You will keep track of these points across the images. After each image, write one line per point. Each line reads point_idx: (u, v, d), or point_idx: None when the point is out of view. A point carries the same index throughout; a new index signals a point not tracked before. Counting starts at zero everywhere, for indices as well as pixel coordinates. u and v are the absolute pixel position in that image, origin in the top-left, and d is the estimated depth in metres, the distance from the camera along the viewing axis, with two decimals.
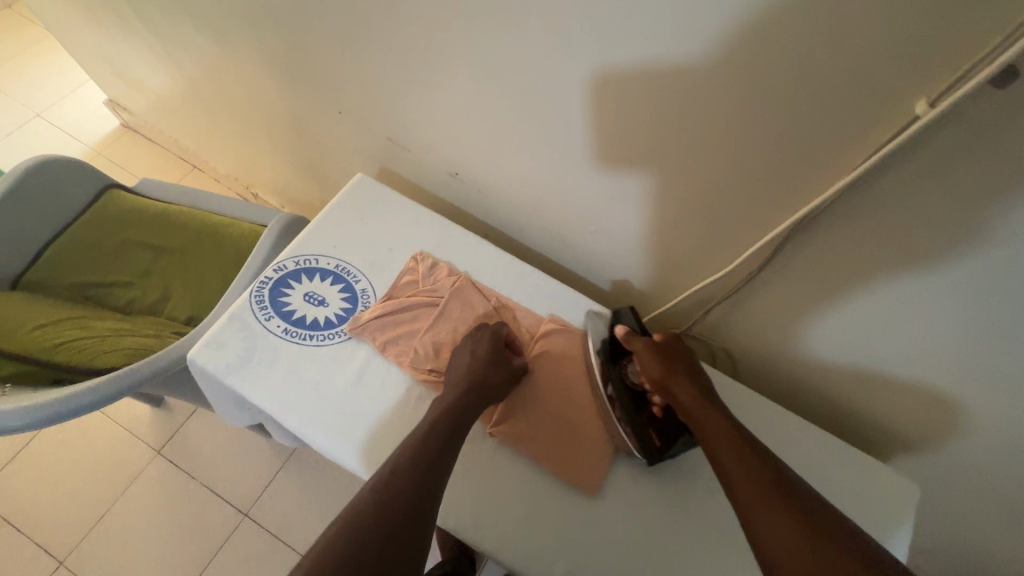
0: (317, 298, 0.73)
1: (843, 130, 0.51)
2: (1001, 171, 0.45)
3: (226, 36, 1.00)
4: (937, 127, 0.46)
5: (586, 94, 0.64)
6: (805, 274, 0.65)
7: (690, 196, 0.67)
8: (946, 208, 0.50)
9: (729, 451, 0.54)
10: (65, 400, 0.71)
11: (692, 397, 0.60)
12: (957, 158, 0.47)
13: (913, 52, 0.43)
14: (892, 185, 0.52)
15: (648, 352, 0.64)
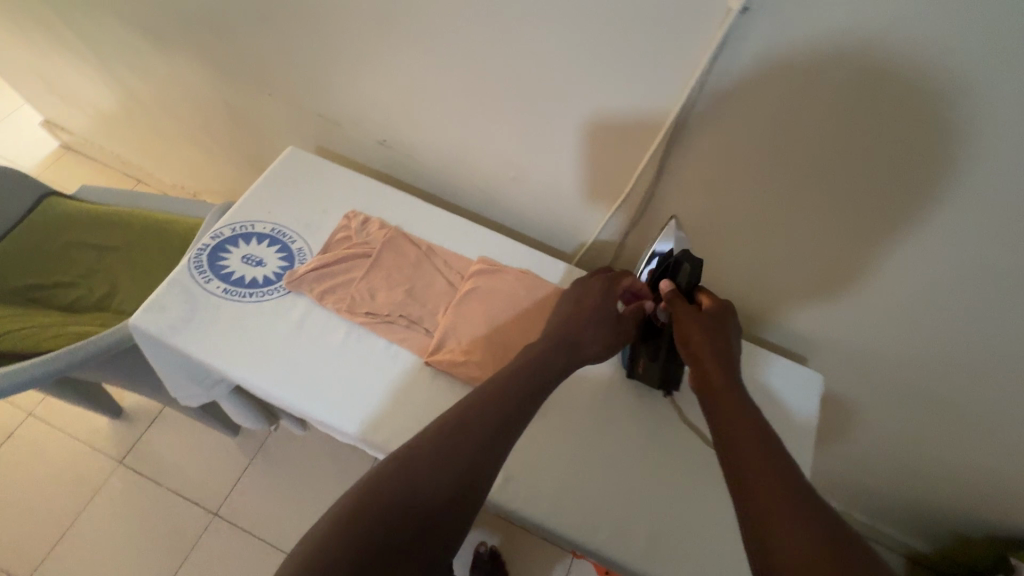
0: (254, 260, 0.77)
1: (690, 39, 0.59)
2: (805, 50, 0.54)
3: (145, 31, 1.02)
4: (750, 20, 0.54)
5: (480, 39, 0.71)
6: (693, 185, 0.73)
7: (588, 126, 0.74)
8: (779, 94, 0.59)
9: (743, 428, 0.54)
10: (9, 376, 0.73)
11: (722, 380, 0.59)
12: (773, 45, 0.55)
13: None
14: (735, 81, 0.60)
15: (691, 322, 0.63)
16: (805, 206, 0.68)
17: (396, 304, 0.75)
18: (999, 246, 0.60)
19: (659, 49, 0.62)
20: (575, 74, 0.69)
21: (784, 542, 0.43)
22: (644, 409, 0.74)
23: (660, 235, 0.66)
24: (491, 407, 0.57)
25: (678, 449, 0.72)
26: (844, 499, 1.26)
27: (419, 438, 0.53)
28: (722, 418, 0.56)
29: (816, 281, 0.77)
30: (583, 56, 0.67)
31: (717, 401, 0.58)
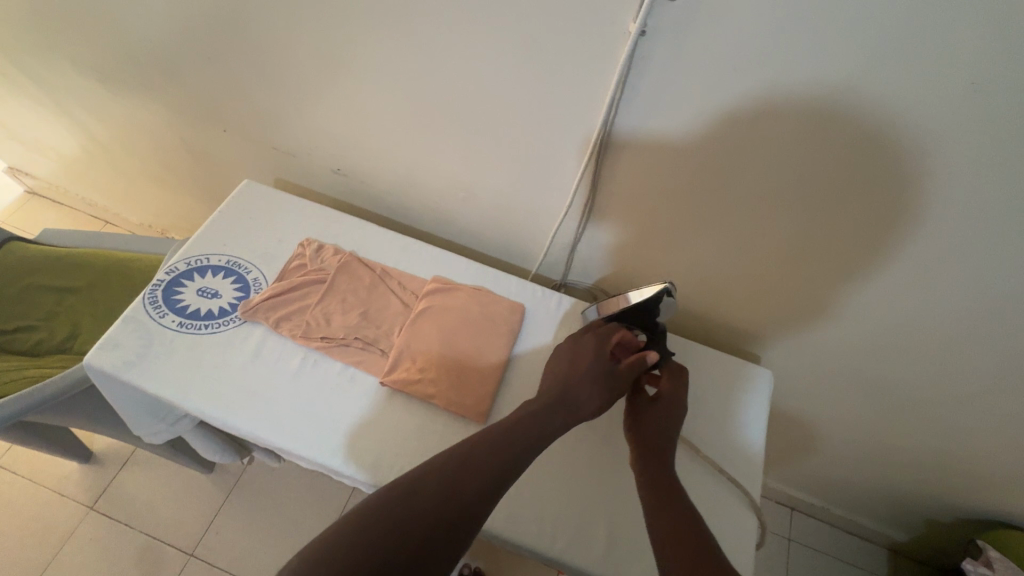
0: (210, 292, 0.78)
1: (607, 59, 0.63)
2: (705, 64, 0.59)
3: (99, 75, 1.04)
4: (654, 41, 0.59)
5: (417, 69, 0.75)
6: (629, 192, 0.78)
7: (526, 143, 0.78)
8: (690, 105, 0.64)
9: (680, 519, 0.55)
10: None
11: (663, 471, 0.62)
12: (677, 62, 0.60)
13: None
14: (649, 96, 0.65)
15: (651, 410, 0.68)
16: (730, 204, 0.73)
17: (351, 328, 0.76)
18: (901, 225, 0.66)
19: (579, 69, 0.66)
20: (507, 95, 0.73)
21: None
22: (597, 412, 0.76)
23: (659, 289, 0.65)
24: (503, 445, 0.58)
25: None
26: (819, 493, 1.28)
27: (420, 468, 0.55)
28: (660, 508, 0.57)
29: (752, 270, 0.82)
30: (514, 77, 0.70)
31: (654, 491, 0.59)
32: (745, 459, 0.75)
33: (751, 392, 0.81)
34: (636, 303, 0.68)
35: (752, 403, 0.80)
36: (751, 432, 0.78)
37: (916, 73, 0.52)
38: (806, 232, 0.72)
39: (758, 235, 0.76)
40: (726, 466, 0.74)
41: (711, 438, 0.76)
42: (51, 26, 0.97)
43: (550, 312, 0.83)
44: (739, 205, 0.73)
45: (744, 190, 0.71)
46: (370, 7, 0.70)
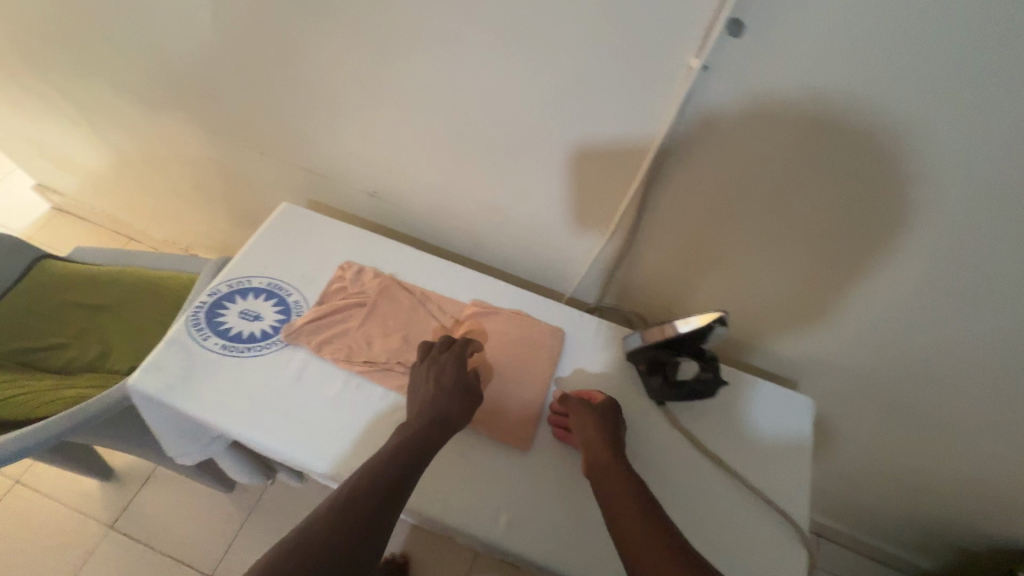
0: (252, 314, 0.78)
1: (661, 89, 0.64)
2: (761, 98, 0.60)
3: (139, 98, 1.06)
4: (712, 74, 0.60)
5: (464, 95, 0.76)
6: (671, 221, 0.77)
7: (569, 170, 0.78)
8: (741, 139, 0.64)
9: (624, 497, 0.59)
10: (8, 444, 0.73)
11: (609, 456, 0.65)
12: (734, 97, 0.61)
13: (682, 16, 0.57)
14: (701, 129, 0.65)
15: (578, 408, 0.71)
16: (771, 235, 0.72)
17: (393, 352, 0.77)
18: (961, 259, 0.64)
19: (630, 97, 0.66)
20: (555, 124, 0.74)
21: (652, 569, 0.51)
22: (640, 440, 0.75)
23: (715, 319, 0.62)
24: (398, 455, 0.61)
25: (676, 479, 0.73)
26: (850, 523, 1.24)
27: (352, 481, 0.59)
28: (609, 493, 0.61)
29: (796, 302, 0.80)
30: (563, 107, 0.71)
31: (603, 477, 0.63)
32: (792, 489, 0.74)
33: (794, 420, 0.80)
34: (683, 333, 0.66)
35: (795, 433, 0.78)
36: (796, 461, 0.76)
37: (989, 108, 0.52)
38: (857, 268, 0.71)
39: (805, 270, 0.74)
40: (773, 496, 0.73)
41: (756, 468, 0.75)
42: (96, 52, 0.99)
43: (589, 338, 0.83)
44: (786, 238, 0.72)
45: (792, 223, 0.70)
46: (426, 38, 0.71)
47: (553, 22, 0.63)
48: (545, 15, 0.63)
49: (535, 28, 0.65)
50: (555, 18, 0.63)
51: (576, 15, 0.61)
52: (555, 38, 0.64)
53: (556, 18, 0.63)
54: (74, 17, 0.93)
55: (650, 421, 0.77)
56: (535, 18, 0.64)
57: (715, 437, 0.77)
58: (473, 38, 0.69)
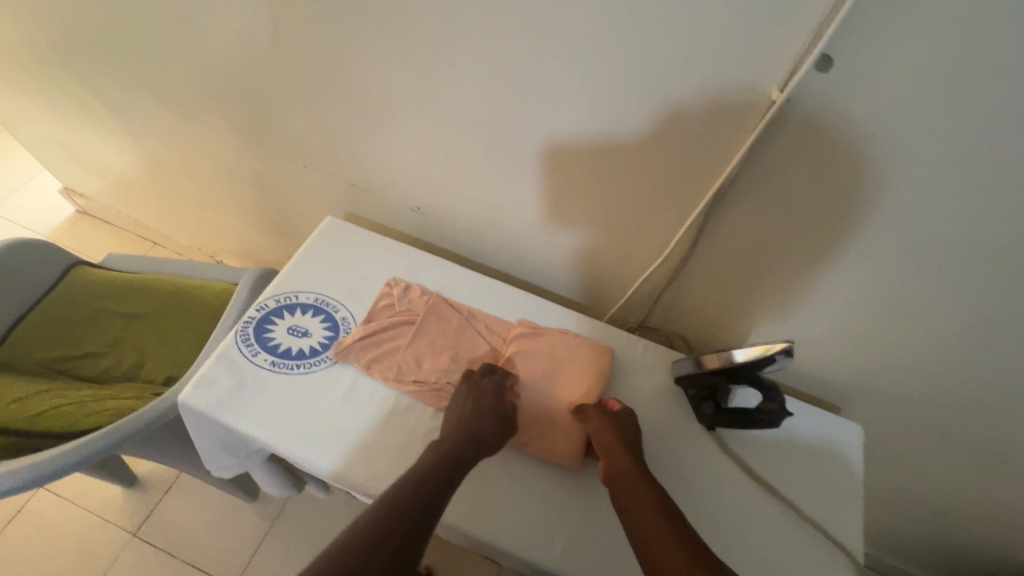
0: (300, 330, 0.78)
1: (732, 118, 0.63)
2: (839, 136, 0.58)
3: (181, 107, 1.05)
4: (792, 107, 0.58)
5: (521, 116, 0.75)
6: (726, 248, 0.76)
7: (623, 193, 0.78)
8: (813, 172, 0.63)
9: (648, 504, 0.59)
10: (61, 455, 0.74)
11: (629, 465, 0.64)
12: (809, 132, 0.59)
13: (763, 48, 0.56)
14: (772, 159, 0.64)
15: (597, 417, 0.70)
16: (831, 270, 0.70)
17: (442, 371, 0.76)
18: None
19: (698, 125, 0.65)
20: (613, 149, 0.73)
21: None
22: (691, 467, 0.74)
23: (780, 352, 0.60)
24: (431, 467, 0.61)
25: (728, 508, 0.72)
26: None
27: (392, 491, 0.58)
28: (631, 501, 0.60)
29: (854, 339, 0.77)
30: (624, 131, 0.70)
31: (623, 485, 0.62)
32: (847, 520, 0.73)
33: (845, 447, 0.78)
34: (746, 363, 0.63)
35: (847, 461, 0.77)
36: (849, 491, 0.75)
37: None
38: (923, 308, 0.69)
39: (864, 308, 0.72)
40: (829, 527, 0.72)
41: (810, 497, 0.74)
42: (141, 62, 0.99)
43: (636, 360, 0.83)
44: (849, 276, 0.70)
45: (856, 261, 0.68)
46: (489, 61, 0.71)
47: (625, 51, 0.62)
48: (617, 44, 0.62)
49: (605, 56, 0.64)
50: (628, 48, 0.62)
51: (650, 45, 0.61)
52: (625, 66, 0.64)
53: (630, 47, 0.62)
54: (122, 28, 0.93)
55: (701, 448, 0.76)
56: (606, 46, 0.63)
57: (767, 465, 0.76)
58: (539, 63, 0.68)
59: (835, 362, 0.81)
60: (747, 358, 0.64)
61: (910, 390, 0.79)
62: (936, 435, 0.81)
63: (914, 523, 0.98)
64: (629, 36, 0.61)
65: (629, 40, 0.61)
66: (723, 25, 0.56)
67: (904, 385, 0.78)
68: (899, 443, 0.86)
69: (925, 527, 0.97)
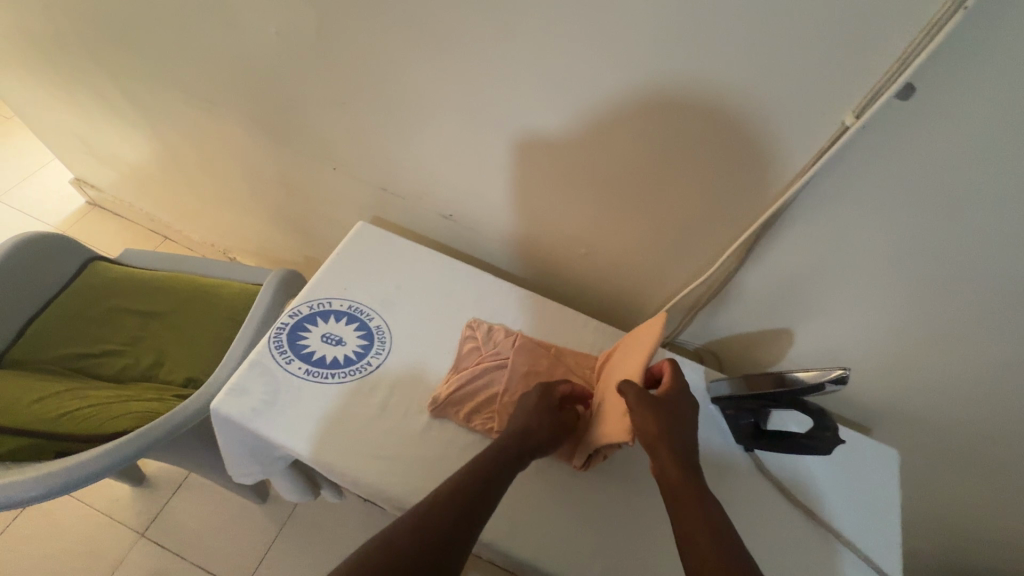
0: (334, 338, 0.77)
1: (794, 142, 0.61)
2: (909, 164, 0.56)
3: (208, 104, 1.03)
4: (863, 134, 0.56)
5: (567, 131, 0.74)
6: (773, 269, 0.75)
7: (666, 209, 0.76)
8: (875, 200, 0.61)
9: (698, 520, 0.54)
10: (88, 461, 0.72)
11: (678, 471, 0.58)
12: (876, 158, 0.58)
13: (838, 76, 0.54)
14: (836, 184, 0.62)
15: (647, 407, 0.61)
16: (882, 294, 0.69)
17: None
18: None
19: (755, 148, 0.64)
20: (662, 170, 0.72)
21: None
22: (729, 489, 0.74)
23: (832, 378, 0.58)
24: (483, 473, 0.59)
25: (768, 532, 0.71)
26: None
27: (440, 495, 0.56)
28: (684, 522, 0.55)
29: (897, 367, 0.76)
30: (677, 150, 0.68)
31: (674, 497, 0.57)
32: (887, 549, 0.72)
33: (882, 471, 0.78)
34: (796, 386, 0.62)
35: (884, 485, 0.77)
36: (887, 518, 0.74)
37: None
38: (976, 339, 0.68)
39: (913, 333, 0.71)
40: (869, 554, 0.71)
41: (849, 522, 0.73)
42: (170, 57, 0.97)
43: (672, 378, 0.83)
44: (901, 299, 0.69)
45: (910, 287, 0.67)
46: (543, 76, 0.69)
47: (689, 73, 0.60)
48: (681, 67, 0.60)
49: (666, 77, 0.62)
50: (692, 70, 0.60)
51: (718, 68, 0.58)
52: (686, 88, 0.62)
53: (695, 70, 0.60)
54: (154, 23, 0.91)
55: (738, 469, 0.75)
56: (669, 68, 0.61)
57: (806, 489, 0.75)
58: (595, 80, 0.66)
59: (874, 387, 0.80)
60: (799, 381, 0.62)
61: (949, 418, 0.78)
62: (971, 464, 0.80)
63: (934, 546, 0.98)
64: (695, 59, 0.59)
65: (695, 63, 0.59)
66: (800, 52, 0.54)
67: (943, 412, 0.78)
68: (931, 469, 0.85)
69: (947, 551, 0.97)
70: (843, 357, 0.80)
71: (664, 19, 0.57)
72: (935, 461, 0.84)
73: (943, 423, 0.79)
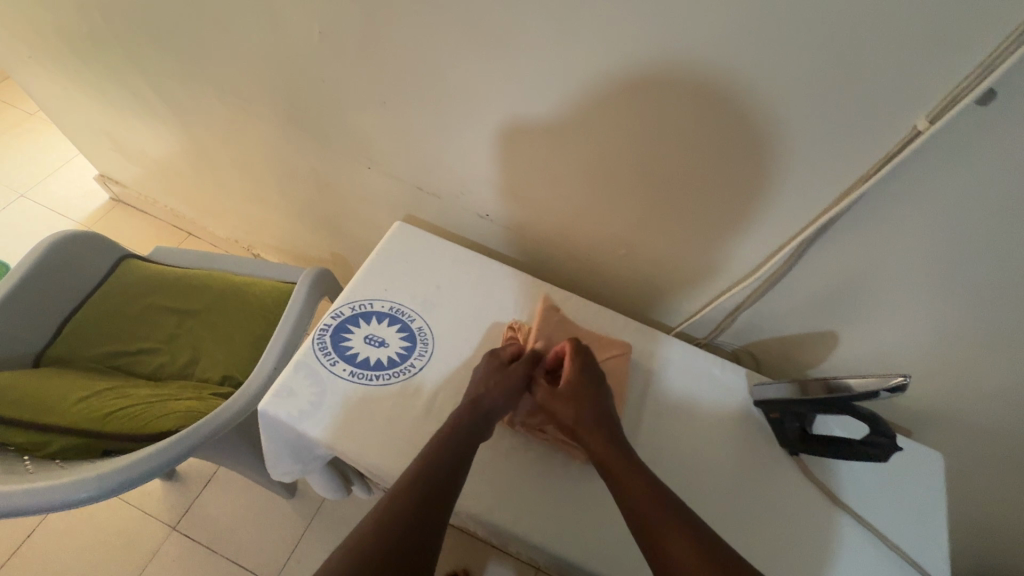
0: (377, 340, 0.77)
1: (857, 146, 0.59)
2: (982, 169, 0.54)
3: (243, 102, 1.03)
4: (935, 139, 0.54)
5: (611, 131, 0.72)
6: (823, 272, 0.73)
7: (709, 210, 0.75)
8: (940, 204, 0.59)
9: (631, 483, 0.58)
10: (138, 461, 0.73)
11: (604, 446, 0.62)
12: (947, 162, 0.56)
13: (914, 79, 0.52)
14: (901, 188, 0.60)
15: (556, 396, 0.67)
16: (938, 300, 0.68)
17: None
18: None
19: (813, 151, 0.62)
20: (703, 175, 0.71)
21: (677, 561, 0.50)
22: (774, 491, 0.74)
23: (893, 387, 0.58)
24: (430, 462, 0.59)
25: (815, 536, 0.71)
26: None
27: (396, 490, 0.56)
28: (624, 489, 0.57)
29: (946, 374, 0.75)
30: (724, 152, 0.67)
31: (609, 471, 0.60)
32: (935, 555, 0.71)
33: (928, 476, 0.77)
34: (854, 394, 0.62)
35: (929, 489, 0.76)
36: (933, 524, 0.74)
37: None
38: None
39: (969, 340, 0.70)
40: (917, 560, 0.71)
41: (896, 526, 0.73)
42: (207, 55, 0.96)
43: (713, 381, 0.83)
44: (957, 305, 0.67)
45: (969, 293, 0.65)
46: (591, 79, 0.67)
47: (747, 81, 0.58)
48: (741, 74, 0.58)
49: (718, 85, 0.60)
50: (751, 78, 0.58)
51: (782, 76, 0.56)
52: (742, 96, 0.60)
53: (759, 78, 0.57)
54: (193, 21, 0.91)
55: (781, 472, 0.75)
56: (727, 76, 0.59)
57: (851, 493, 0.75)
58: (644, 87, 0.64)
59: (920, 392, 0.79)
60: (857, 387, 0.62)
61: (1001, 426, 0.76)
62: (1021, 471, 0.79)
63: (974, 552, 0.96)
64: (757, 69, 0.57)
65: (757, 73, 0.57)
66: (874, 58, 0.52)
67: (993, 420, 0.76)
68: (976, 476, 0.84)
69: (988, 557, 0.95)
70: (891, 363, 0.78)
71: (729, 26, 0.55)
72: (980, 467, 0.82)
73: (991, 430, 0.77)
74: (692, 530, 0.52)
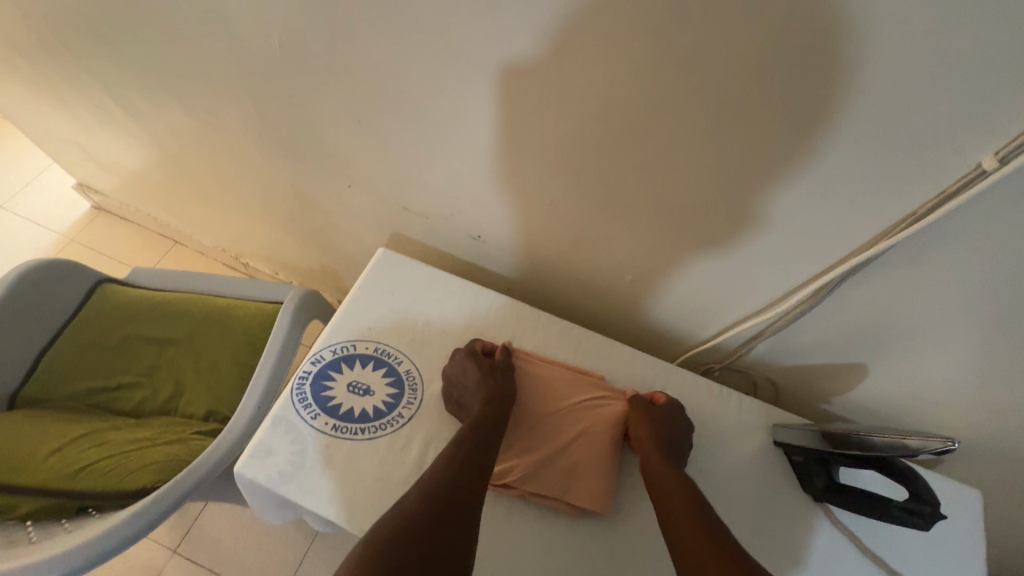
0: (361, 387, 0.71)
1: (905, 178, 0.52)
2: None
3: (213, 117, 0.95)
4: (1004, 180, 0.48)
5: (619, 154, 0.64)
6: (853, 304, 0.66)
7: (731, 238, 0.67)
8: (1005, 242, 0.52)
9: (676, 484, 0.59)
10: (111, 529, 0.68)
11: (661, 459, 0.63)
12: (1013, 200, 0.49)
13: (981, 111, 0.45)
14: (957, 224, 0.53)
15: (643, 411, 0.69)
16: (990, 339, 0.61)
17: (579, 463, 0.67)
18: None
19: (858, 180, 0.54)
20: (721, 208, 0.64)
21: (693, 556, 0.51)
22: (798, 542, 0.67)
23: (937, 448, 0.51)
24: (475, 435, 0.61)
25: None
26: None
27: (446, 455, 0.58)
28: (662, 494, 0.59)
29: (992, 413, 0.68)
30: (756, 179, 0.59)
31: (654, 476, 0.62)
32: None
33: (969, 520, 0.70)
34: (891, 448, 0.56)
35: (972, 535, 0.69)
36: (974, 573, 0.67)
37: None
38: None
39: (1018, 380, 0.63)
40: None
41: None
42: (169, 68, 0.88)
43: (729, 417, 0.76)
44: (1009, 345, 0.60)
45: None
46: (591, 97, 0.59)
47: (776, 109, 0.52)
48: (773, 100, 0.51)
49: (744, 115, 0.53)
50: (778, 105, 0.51)
51: (823, 103, 0.50)
52: (770, 123, 0.53)
53: (795, 105, 0.50)
54: (150, 33, 0.82)
55: (806, 519, 0.69)
56: (753, 105, 0.52)
57: (883, 541, 0.68)
58: (659, 115, 0.58)
59: (959, 429, 0.72)
60: (896, 440, 0.56)
61: None
62: None
63: None
64: (791, 95, 0.50)
65: (788, 100, 0.50)
66: (934, 85, 0.45)
67: None
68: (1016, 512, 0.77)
69: None
70: (928, 397, 0.71)
71: (761, 50, 0.47)
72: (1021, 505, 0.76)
73: None
74: (717, 529, 0.53)
